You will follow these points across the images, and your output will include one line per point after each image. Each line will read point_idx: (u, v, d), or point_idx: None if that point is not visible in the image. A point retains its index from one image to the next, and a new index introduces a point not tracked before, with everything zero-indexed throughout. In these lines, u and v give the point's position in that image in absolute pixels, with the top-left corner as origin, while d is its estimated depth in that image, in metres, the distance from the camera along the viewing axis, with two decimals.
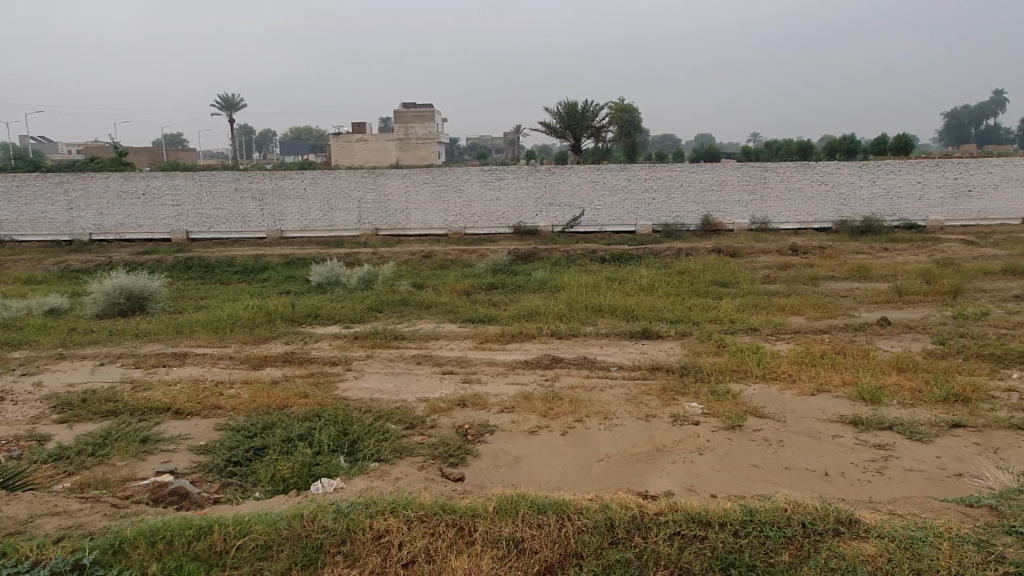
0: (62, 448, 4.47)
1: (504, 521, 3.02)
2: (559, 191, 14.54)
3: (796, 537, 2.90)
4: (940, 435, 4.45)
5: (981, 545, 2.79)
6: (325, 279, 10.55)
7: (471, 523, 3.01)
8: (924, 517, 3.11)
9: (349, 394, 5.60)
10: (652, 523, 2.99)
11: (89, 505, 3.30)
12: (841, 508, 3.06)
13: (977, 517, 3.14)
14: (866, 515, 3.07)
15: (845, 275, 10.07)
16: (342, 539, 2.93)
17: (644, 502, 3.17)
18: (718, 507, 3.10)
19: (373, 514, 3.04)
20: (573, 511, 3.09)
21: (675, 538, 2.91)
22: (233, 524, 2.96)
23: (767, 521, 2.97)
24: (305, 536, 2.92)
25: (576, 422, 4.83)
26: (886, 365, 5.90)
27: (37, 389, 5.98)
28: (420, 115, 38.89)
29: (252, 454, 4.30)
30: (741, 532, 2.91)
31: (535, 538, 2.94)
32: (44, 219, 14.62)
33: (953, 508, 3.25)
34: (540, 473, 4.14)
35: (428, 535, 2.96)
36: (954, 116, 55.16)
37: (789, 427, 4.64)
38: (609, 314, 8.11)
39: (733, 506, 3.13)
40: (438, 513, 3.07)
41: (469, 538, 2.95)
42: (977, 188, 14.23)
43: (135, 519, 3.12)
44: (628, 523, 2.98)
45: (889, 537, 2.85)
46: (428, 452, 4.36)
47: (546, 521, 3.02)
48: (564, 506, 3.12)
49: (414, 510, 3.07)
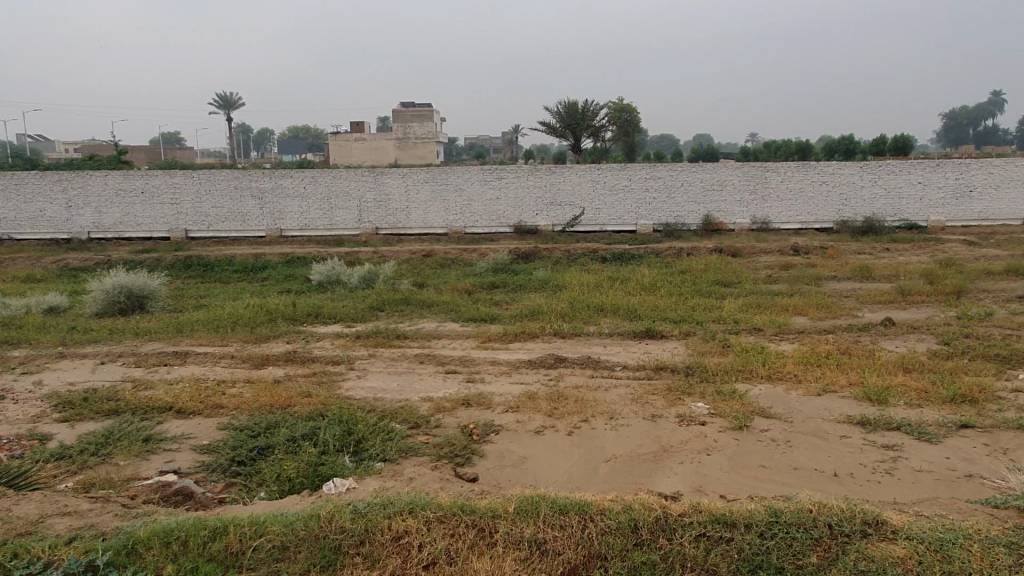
0: (65, 447, 4.44)
1: (525, 522, 2.98)
2: (560, 191, 14.52)
3: (824, 538, 2.87)
4: (948, 435, 4.43)
5: (1012, 547, 2.76)
6: (326, 279, 10.51)
7: (492, 524, 2.98)
8: (952, 518, 3.08)
9: (352, 393, 5.56)
10: (676, 524, 2.96)
11: (97, 505, 3.26)
12: (868, 508, 3.03)
13: (1005, 519, 3.11)
14: (894, 516, 3.04)
15: (848, 275, 10.05)
16: (361, 540, 2.90)
17: (666, 502, 3.13)
18: (742, 507, 3.07)
19: (391, 514, 3.01)
20: (596, 511, 3.05)
21: (701, 540, 2.88)
22: (249, 524, 2.92)
23: (793, 523, 2.94)
24: (323, 537, 2.88)
25: (582, 422, 4.80)
26: (891, 365, 5.88)
27: (37, 388, 5.94)
28: (420, 115, 38.82)
29: (256, 454, 4.26)
30: (768, 534, 2.88)
31: (557, 539, 2.91)
32: (42, 217, 14.56)
33: (980, 509, 3.22)
34: (547, 473, 4.11)
35: (448, 536, 2.93)
36: (953, 117, 55.05)
37: (796, 428, 4.62)
38: (612, 314, 8.08)
39: (756, 507, 3.10)
40: (456, 513, 3.03)
41: (491, 539, 2.92)
42: (978, 189, 14.21)
43: (147, 519, 3.08)
44: (653, 525, 2.95)
45: (918, 539, 2.82)
46: (434, 452, 4.33)
47: (569, 522, 2.98)
48: (586, 507, 3.08)
49: (432, 511, 3.04)
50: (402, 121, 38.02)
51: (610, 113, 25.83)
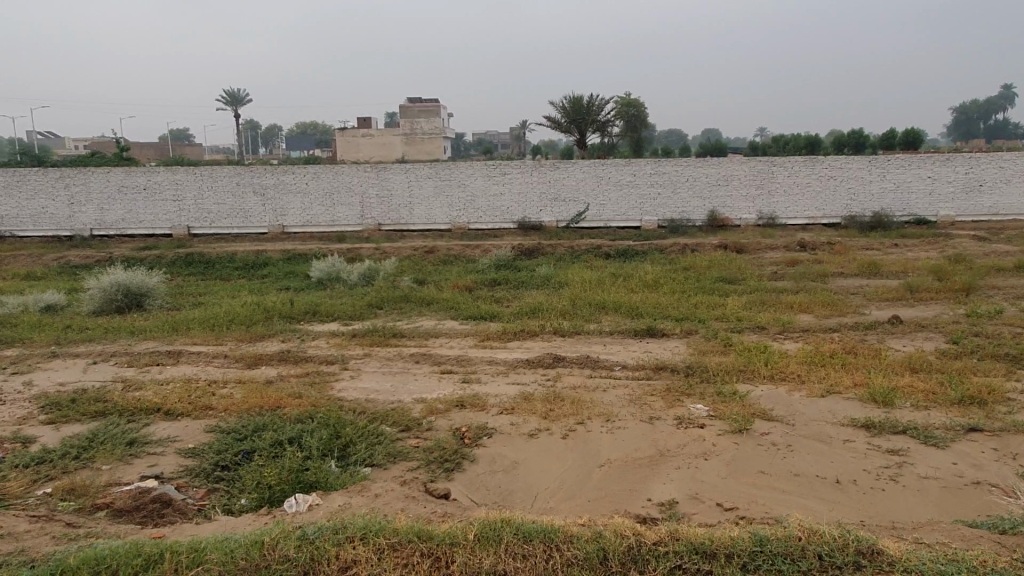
0: (47, 451, 4.34)
1: (485, 551, 2.84)
2: (564, 186, 14.37)
3: (812, 570, 2.72)
4: (955, 440, 4.27)
5: None
6: (325, 276, 10.40)
7: (448, 553, 2.83)
8: (953, 547, 2.89)
9: (344, 395, 5.44)
10: (650, 555, 2.81)
11: (41, 525, 3.15)
12: (862, 536, 2.85)
13: (1013, 547, 2.92)
14: (890, 544, 2.86)
15: (855, 272, 9.87)
16: (305, 570, 2.77)
17: (640, 529, 2.98)
18: (724, 534, 2.92)
19: (341, 541, 2.87)
20: (562, 539, 2.91)
21: (676, 574, 2.75)
22: (188, 552, 2.77)
23: (779, 553, 2.79)
24: (265, 567, 2.75)
25: (577, 425, 4.66)
26: (898, 365, 5.72)
27: (26, 389, 5.86)
28: (427, 110, 38.64)
29: (240, 458, 4.15)
30: (750, 566, 2.74)
31: (519, 571, 2.78)
32: (44, 214, 14.51)
33: (986, 536, 3.00)
34: (537, 480, 3.97)
35: (401, 567, 2.80)
36: (964, 112, 54.24)
37: (798, 431, 4.46)
38: (613, 312, 7.94)
39: (741, 533, 2.95)
40: (426, 537, 2.90)
41: (446, 571, 2.78)
42: (989, 183, 13.96)
43: (86, 542, 2.94)
44: (624, 555, 2.81)
45: (916, 572, 2.65)
46: (423, 456, 4.21)
47: (532, 552, 2.85)
48: (553, 534, 2.95)
49: (386, 537, 2.89)
50: (409, 116, 37.81)
51: (617, 108, 25.58)
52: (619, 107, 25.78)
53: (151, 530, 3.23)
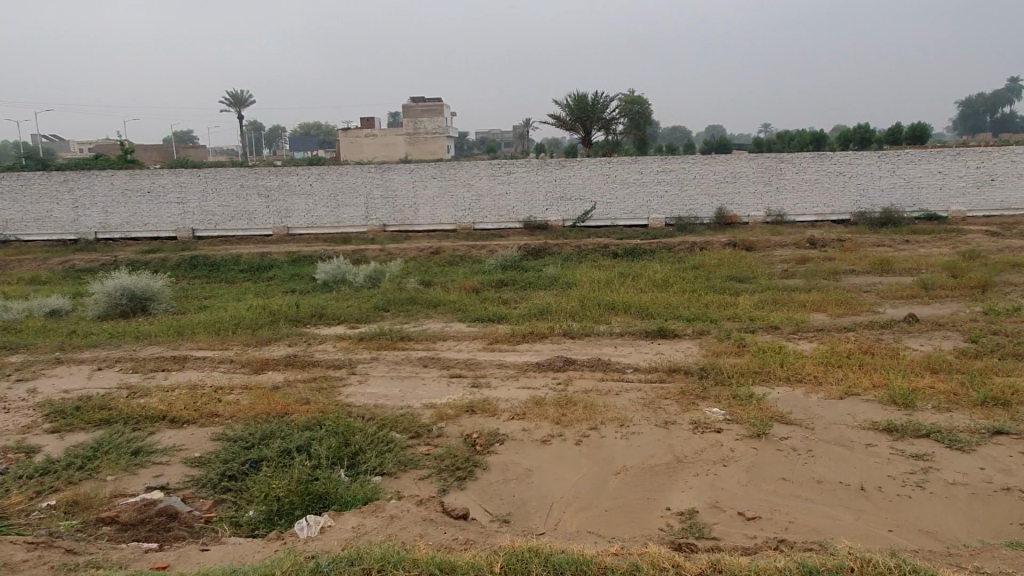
0: (51, 461, 4.26)
1: None
2: (570, 184, 14.26)
3: None
4: (981, 443, 4.15)
5: None
6: (331, 278, 10.33)
7: None
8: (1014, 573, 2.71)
9: (353, 400, 5.35)
10: None
11: (43, 543, 3.06)
12: (919, 566, 2.69)
13: None
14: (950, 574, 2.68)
15: (867, 269, 9.74)
16: None
17: (679, 559, 2.80)
18: (769, 564, 2.73)
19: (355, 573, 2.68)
20: (597, 569, 2.71)
21: None
22: None
23: None
24: None
25: (591, 430, 4.56)
26: (917, 365, 5.60)
27: (31, 396, 5.78)
28: (431, 110, 38.50)
29: (248, 468, 4.06)
30: None
31: None
32: (48, 217, 14.47)
33: None
34: (552, 488, 3.87)
35: None
36: (970, 104, 53.92)
37: (818, 436, 4.36)
38: (623, 312, 7.83)
39: (786, 562, 2.75)
40: (445, 557, 2.79)
41: None
42: (1000, 177, 13.78)
43: (90, 566, 2.85)
44: None
45: None
46: (434, 464, 4.12)
47: None
48: (586, 563, 2.74)
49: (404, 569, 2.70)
50: (413, 116, 37.61)
51: (622, 105, 25.47)
52: (624, 105, 25.66)
53: (155, 548, 3.13)
